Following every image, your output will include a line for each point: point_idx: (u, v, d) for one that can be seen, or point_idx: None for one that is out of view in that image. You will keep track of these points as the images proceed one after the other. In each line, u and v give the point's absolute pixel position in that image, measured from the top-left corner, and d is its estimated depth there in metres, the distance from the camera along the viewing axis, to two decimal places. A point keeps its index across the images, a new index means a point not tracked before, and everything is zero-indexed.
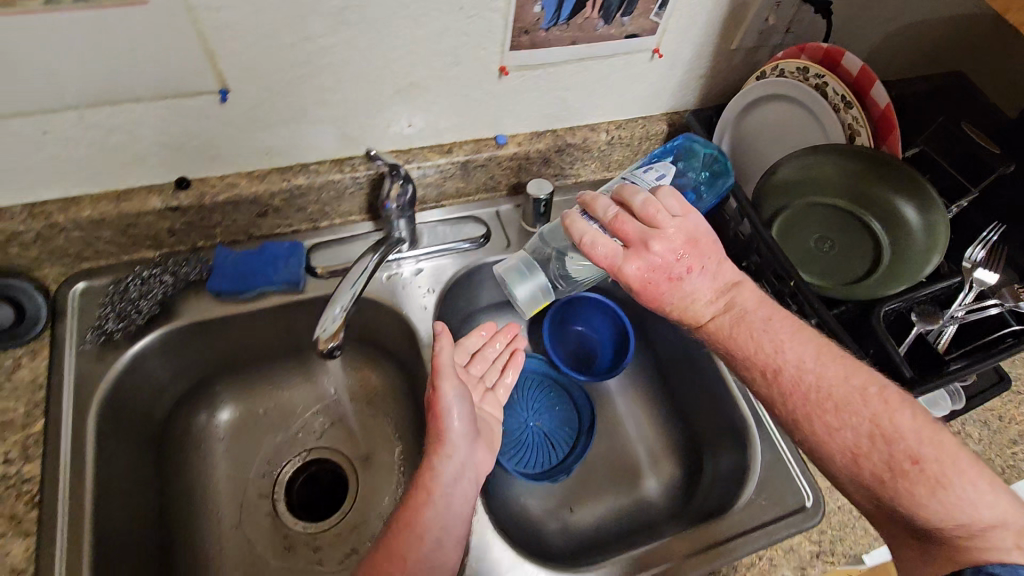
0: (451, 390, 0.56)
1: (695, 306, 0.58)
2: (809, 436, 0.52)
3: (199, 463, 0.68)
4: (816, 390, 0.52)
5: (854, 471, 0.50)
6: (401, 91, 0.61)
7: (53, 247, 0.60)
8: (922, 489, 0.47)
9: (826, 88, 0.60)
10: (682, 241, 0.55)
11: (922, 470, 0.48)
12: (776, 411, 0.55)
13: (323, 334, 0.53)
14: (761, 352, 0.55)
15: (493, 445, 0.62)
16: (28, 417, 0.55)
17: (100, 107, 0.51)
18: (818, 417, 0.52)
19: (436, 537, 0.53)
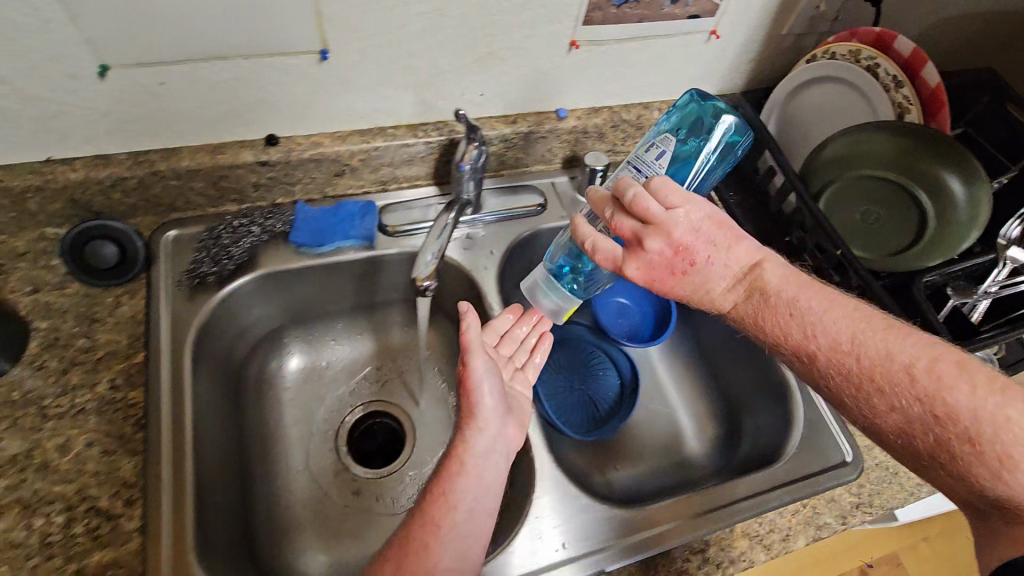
0: (481, 365, 0.57)
1: (719, 293, 0.58)
2: (857, 413, 0.51)
3: (271, 406, 0.72)
4: (852, 370, 0.50)
5: (910, 450, 0.48)
6: (478, 60, 0.65)
7: (149, 195, 0.64)
8: (985, 473, 0.43)
9: (878, 69, 0.64)
10: (682, 232, 0.54)
11: (980, 451, 0.43)
12: (827, 396, 0.53)
13: (420, 273, 0.58)
14: (797, 334, 0.54)
15: (525, 425, 0.62)
16: (131, 349, 0.59)
17: (212, 61, 0.55)
18: (859, 399, 0.50)
19: (468, 508, 0.51)
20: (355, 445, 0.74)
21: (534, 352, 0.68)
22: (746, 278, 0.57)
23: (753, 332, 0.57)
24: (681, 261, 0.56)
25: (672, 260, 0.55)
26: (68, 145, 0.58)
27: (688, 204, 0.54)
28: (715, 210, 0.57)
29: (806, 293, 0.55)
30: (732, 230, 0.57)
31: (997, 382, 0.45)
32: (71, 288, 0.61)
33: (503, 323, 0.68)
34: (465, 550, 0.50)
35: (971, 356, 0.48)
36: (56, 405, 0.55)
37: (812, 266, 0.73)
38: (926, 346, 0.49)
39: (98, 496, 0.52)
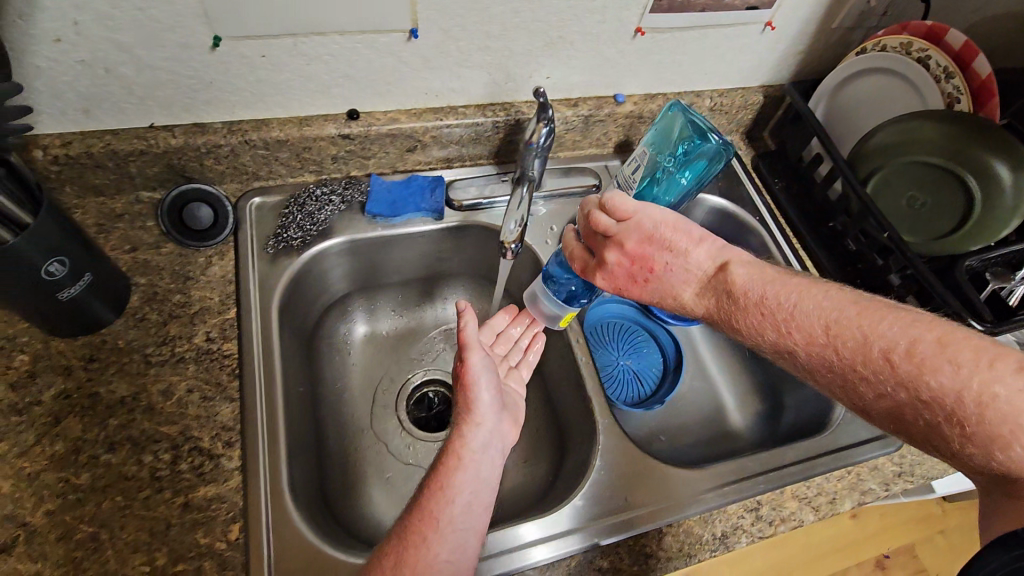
0: (478, 360, 0.59)
1: (699, 293, 0.61)
2: (850, 401, 0.52)
3: (341, 369, 0.76)
4: (835, 363, 0.53)
5: (904, 433, 0.49)
6: (550, 44, 0.68)
7: (238, 164, 0.68)
8: (977, 451, 0.44)
9: (928, 61, 0.68)
10: (631, 243, 0.59)
11: (971, 432, 0.45)
12: (822, 386, 0.54)
13: (507, 238, 0.66)
14: (774, 331, 0.56)
15: (520, 420, 0.64)
16: (223, 305, 0.63)
17: (311, 36, 0.59)
18: (848, 386, 0.52)
19: (467, 501, 0.52)
20: (417, 410, 0.78)
21: (528, 351, 0.72)
22: (715, 280, 0.60)
23: (730, 331, 0.60)
24: (640, 270, 0.60)
25: (632, 269, 0.60)
26: (170, 112, 0.62)
27: (637, 214, 0.59)
28: (676, 218, 0.60)
29: (774, 288, 0.57)
30: (691, 234, 0.60)
31: (982, 355, 0.46)
32: (166, 248, 0.65)
33: (500, 322, 0.72)
34: (464, 541, 0.50)
35: (954, 331, 0.48)
36: (159, 352, 0.59)
37: (857, 249, 0.76)
38: (905, 329, 0.50)
39: (199, 437, 0.56)
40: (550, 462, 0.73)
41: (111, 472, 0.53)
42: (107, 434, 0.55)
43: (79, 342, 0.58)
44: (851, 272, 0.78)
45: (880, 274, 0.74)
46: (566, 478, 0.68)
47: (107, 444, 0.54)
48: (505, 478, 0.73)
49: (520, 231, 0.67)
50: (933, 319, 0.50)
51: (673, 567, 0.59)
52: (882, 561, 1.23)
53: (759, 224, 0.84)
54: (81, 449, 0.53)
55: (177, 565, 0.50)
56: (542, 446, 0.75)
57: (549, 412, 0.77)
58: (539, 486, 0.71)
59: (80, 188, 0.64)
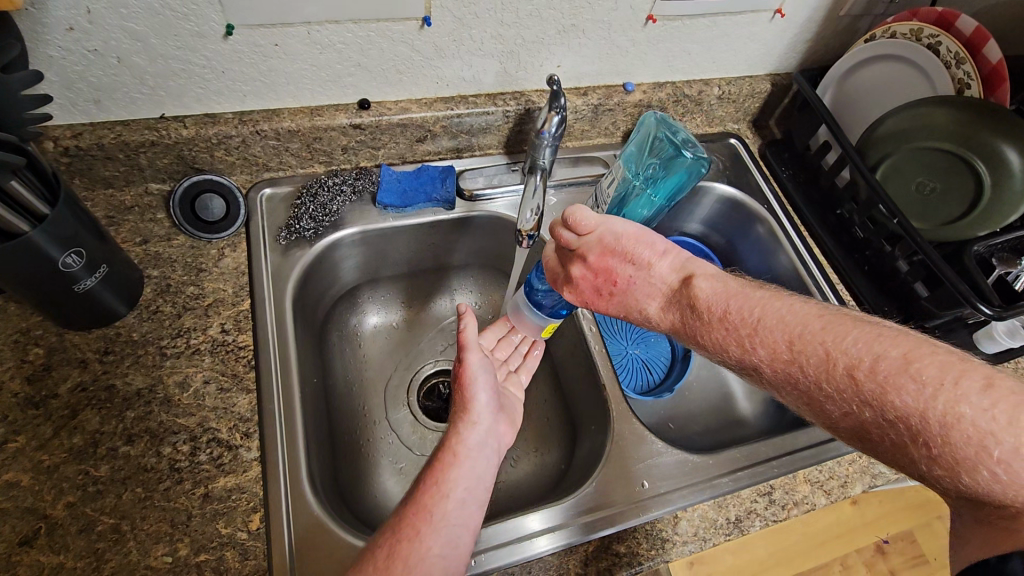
0: (477, 361, 0.59)
1: (664, 307, 0.59)
2: (818, 421, 0.50)
3: (352, 360, 0.76)
4: (800, 383, 0.50)
5: (874, 454, 0.46)
6: (562, 33, 0.68)
7: (248, 155, 0.68)
8: (944, 473, 0.42)
9: (939, 47, 0.68)
10: (595, 255, 0.59)
11: (936, 453, 0.42)
12: (789, 402, 0.52)
13: (525, 225, 0.67)
14: (735, 349, 0.54)
15: (516, 422, 0.63)
16: (238, 296, 0.63)
17: (325, 24, 0.58)
18: (813, 402, 0.49)
19: (462, 497, 0.51)
20: (430, 402, 0.78)
21: (528, 356, 0.70)
22: (679, 293, 0.58)
23: (695, 347, 0.57)
24: (604, 283, 0.59)
25: (596, 283, 0.59)
26: (180, 102, 0.62)
27: (600, 227, 0.59)
28: (641, 231, 0.60)
29: (737, 302, 0.54)
30: (654, 246, 0.60)
31: (946, 371, 0.43)
32: (178, 239, 0.65)
33: (500, 328, 0.71)
34: (457, 536, 0.49)
35: (920, 346, 0.45)
36: (174, 344, 0.59)
37: (864, 236, 0.77)
38: (869, 344, 0.47)
39: (218, 429, 0.56)
40: (561, 450, 0.74)
41: (130, 464, 0.52)
42: (125, 426, 0.54)
43: (94, 335, 0.58)
44: (858, 259, 0.79)
45: (886, 260, 0.75)
46: (580, 462, 0.68)
47: (125, 436, 0.53)
48: (518, 466, 0.73)
49: (537, 218, 0.68)
50: (900, 334, 0.47)
51: (687, 550, 0.60)
52: (882, 547, 1.19)
53: (769, 213, 0.84)
54: (100, 442, 0.53)
55: (199, 556, 0.50)
56: (554, 434, 0.76)
57: (560, 400, 0.78)
58: (551, 474, 0.72)
59: (90, 180, 0.64)
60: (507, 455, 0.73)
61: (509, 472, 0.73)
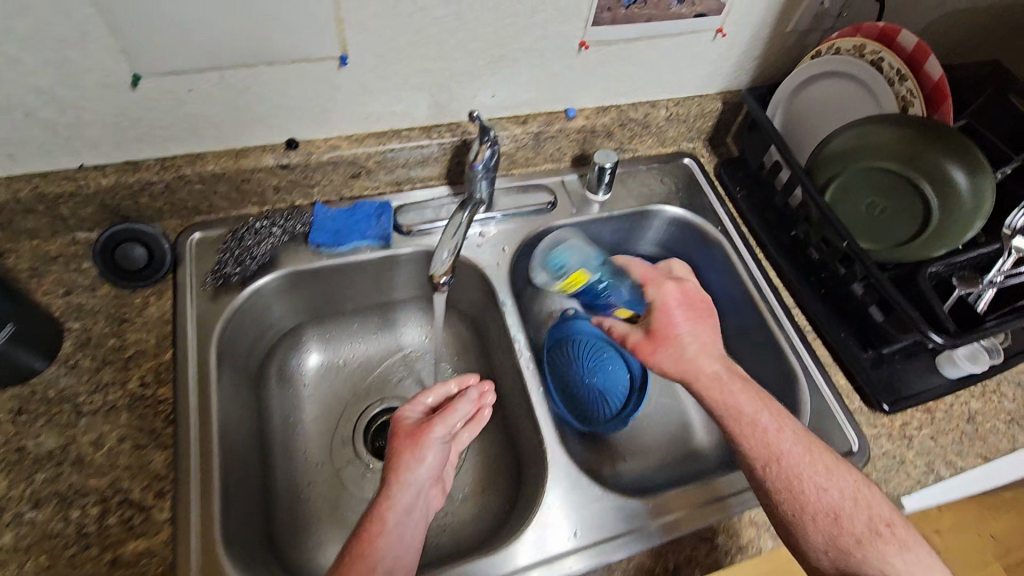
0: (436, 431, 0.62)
1: (726, 362, 0.64)
2: (792, 504, 0.54)
3: (293, 403, 0.74)
4: (802, 461, 0.56)
5: (830, 540, 0.53)
6: (492, 63, 0.66)
7: (175, 200, 0.66)
8: (883, 549, 0.52)
9: (882, 63, 0.65)
10: (704, 294, 0.70)
11: (891, 531, 0.53)
12: (767, 471, 0.56)
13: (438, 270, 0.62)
14: (763, 418, 0.58)
15: (446, 489, 0.64)
16: (159, 347, 0.62)
17: (239, 68, 0.57)
18: (810, 472, 0.55)
19: (391, 565, 0.53)
20: (378, 441, 0.76)
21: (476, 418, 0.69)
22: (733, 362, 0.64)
23: (738, 397, 0.60)
24: (700, 309, 0.68)
25: (691, 301, 0.69)
26: (98, 151, 0.61)
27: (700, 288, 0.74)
28: None
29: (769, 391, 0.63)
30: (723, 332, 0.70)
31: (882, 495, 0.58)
32: (101, 289, 0.64)
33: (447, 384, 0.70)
34: None
35: None
36: (90, 401, 0.57)
37: (818, 257, 0.74)
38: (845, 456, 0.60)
39: (130, 489, 0.54)
40: (505, 491, 0.72)
41: (36, 531, 0.51)
42: (33, 489, 0.52)
43: (8, 393, 0.57)
44: (813, 284, 0.76)
45: (843, 284, 0.71)
46: (524, 505, 0.66)
47: (33, 501, 0.52)
48: (460, 511, 0.71)
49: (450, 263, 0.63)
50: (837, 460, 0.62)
51: None
52: None
53: (721, 236, 0.81)
54: (6, 508, 0.51)
55: None
56: (500, 475, 0.73)
57: (506, 437, 0.75)
58: (494, 518, 0.69)
59: (12, 233, 0.63)
60: (451, 497, 0.72)
61: (454, 513, 0.71)
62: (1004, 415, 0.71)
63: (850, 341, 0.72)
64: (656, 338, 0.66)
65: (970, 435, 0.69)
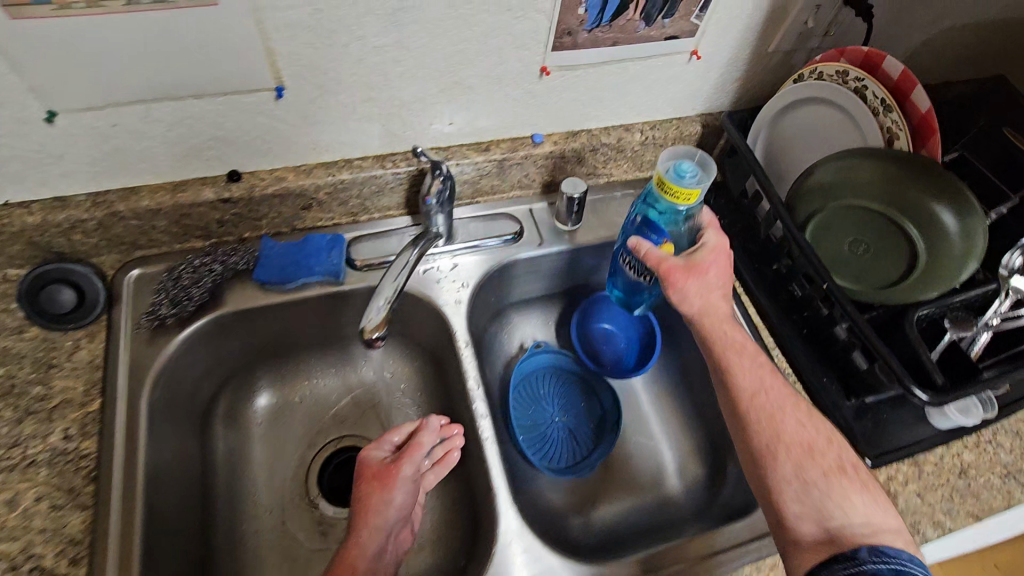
0: (406, 471, 0.61)
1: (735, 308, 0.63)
2: (771, 433, 0.55)
3: (240, 445, 0.71)
4: (786, 399, 0.57)
5: (797, 469, 0.53)
6: (445, 90, 0.62)
7: (111, 236, 0.63)
8: (849, 493, 0.52)
9: (866, 91, 0.61)
10: None
11: (861, 483, 0.53)
12: (751, 401, 0.57)
13: (370, 324, 0.54)
14: (758, 356, 0.60)
15: (407, 532, 0.64)
16: (87, 396, 0.58)
17: (165, 101, 0.53)
18: (791, 411, 0.56)
19: None
20: (324, 482, 0.72)
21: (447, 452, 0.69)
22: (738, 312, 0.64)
23: (739, 337, 0.60)
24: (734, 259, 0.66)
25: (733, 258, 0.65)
26: (22, 189, 0.57)
27: None
28: None
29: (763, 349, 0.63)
30: None
31: None
32: (30, 332, 0.60)
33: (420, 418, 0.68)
34: None
35: None
36: (8, 456, 0.54)
37: (800, 295, 0.69)
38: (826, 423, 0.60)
39: (42, 555, 0.51)
40: (461, 542, 0.68)
41: None
42: None
43: None
44: (796, 321, 0.71)
45: (826, 325, 0.66)
46: (476, 561, 0.62)
47: None
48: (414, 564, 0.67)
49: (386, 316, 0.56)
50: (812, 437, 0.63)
51: None
52: None
53: None
54: None
55: None
56: (458, 525, 0.69)
57: (463, 481, 0.71)
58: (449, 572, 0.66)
59: None
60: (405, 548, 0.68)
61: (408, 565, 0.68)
62: (999, 468, 0.66)
63: (832, 386, 0.67)
64: (692, 267, 0.61)
65: (961, 491, 0.64)
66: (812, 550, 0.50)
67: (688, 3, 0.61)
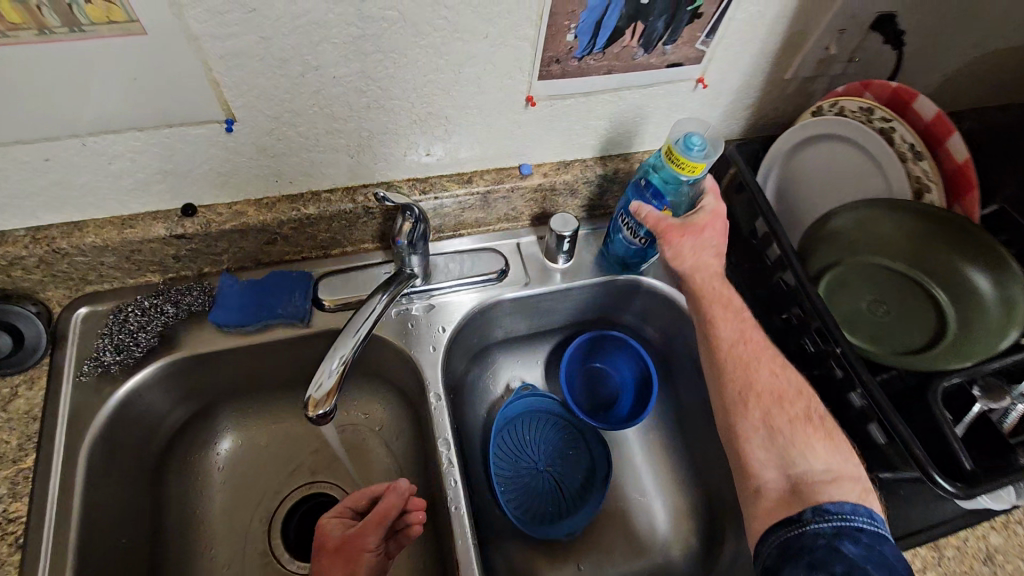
0: (371, 541, 0.54)
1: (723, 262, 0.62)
2: (744, 382, 0.56)
3: (199, 493, 0.65)
4: (763, 350, 0.57)
5: (765, 417, 0.54)
6: (419, 121, 0.56)
7: (56, 272, 0.58)
8: (815, 442, 0.52)
9: (893, 133, 0.54)
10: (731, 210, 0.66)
11: (829, 435, 0.53)
12: (725, 350, 0.57)
13: (318, 393, 0.48)
14: (741, 309, 0.60)
15: None
16: (20, 451, 0.54)
17: (101, 135, 0.48)
18: (764, 362, 0.56)
19: None
20: (290, 531, 0.65)
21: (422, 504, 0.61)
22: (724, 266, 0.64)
23: (721, 287, 0.60)
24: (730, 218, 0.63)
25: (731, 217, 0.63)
26: None
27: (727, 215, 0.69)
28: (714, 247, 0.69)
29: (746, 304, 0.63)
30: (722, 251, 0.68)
31: None
32: None
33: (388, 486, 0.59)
34: None
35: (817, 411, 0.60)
36: None
37: (811, 352, 0.60)
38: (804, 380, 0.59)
39: None
40: None
41: None
42: None
43: None
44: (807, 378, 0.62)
45: (840, 389, 0.57)
46: None
47: None
48: None
49: (337, 381, 0.50)
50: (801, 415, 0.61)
51: None
52: None
53: None
54: None
55: None
56: None
57: (435, 544, 0.65)
58: None
59: None
60: None
61: None
62: None
63: None
64: (689, 226, 0.59)
65: None
66: (771, 502, 0.51)
67: (692, 28, 0.54)
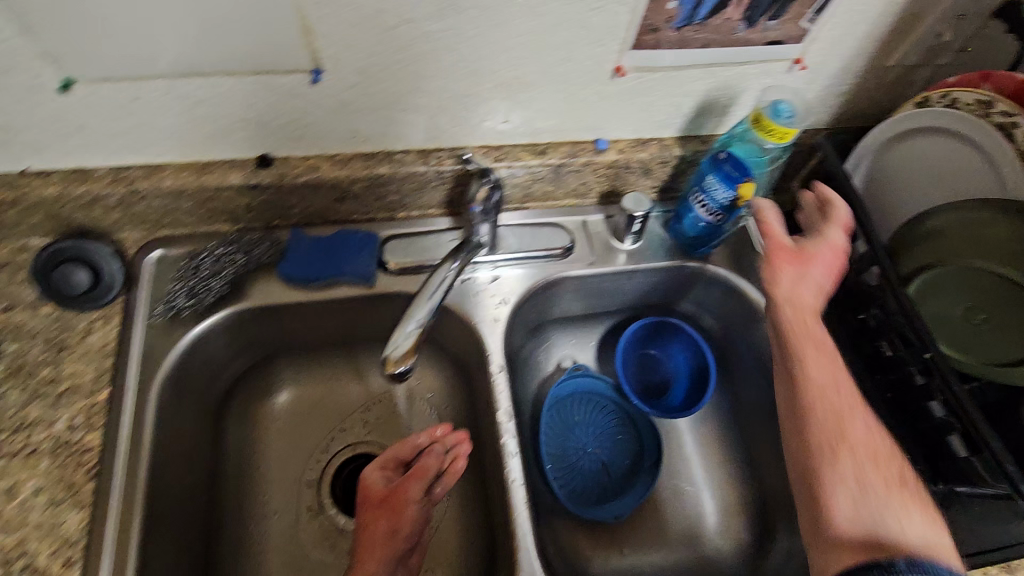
0: (416, 491, 0.54)
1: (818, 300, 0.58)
2: (833, 433, 0.51)
3: (253, 441, 0.66)
4: (855, 400, 0.53)
5: (858, 473, 0.50)
6: (503, 85, 0.54)
7: (134, 213, 0.59)
8: (905, 507, 0.48)
9: (1014, 130, 0.51)
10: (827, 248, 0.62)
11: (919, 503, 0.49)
12: (812, 393, 0.53)
13: (394, 353, 0.50)
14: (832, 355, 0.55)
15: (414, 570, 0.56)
16: (95, 384, 0.55)
17: (189, 77, 0.48)
18: (855, 413, 0.52)
19: None
20: (338, 488, 0.66)
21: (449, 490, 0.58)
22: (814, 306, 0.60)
23: (813, 329, 0.55)
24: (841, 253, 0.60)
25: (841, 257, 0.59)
26: (43, 157, 0.54)
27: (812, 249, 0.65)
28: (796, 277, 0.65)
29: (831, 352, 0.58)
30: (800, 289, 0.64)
31: None
32: (45, 308, 0.58)
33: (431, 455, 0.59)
34: None
35: None
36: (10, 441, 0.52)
37: (889, 356, 0.57)
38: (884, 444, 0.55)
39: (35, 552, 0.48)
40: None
41: None
42: None
43: None
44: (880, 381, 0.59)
45: (918, 398, 0.54)
46: None
47: None
48: None
49: (413, 342, 0.51)
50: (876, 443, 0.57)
51: None
52: None
53: None
54: None
55: None
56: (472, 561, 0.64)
57: (484, 515, 0.64)
58: None
59: None
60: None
61: None
62: None
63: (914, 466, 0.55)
64: (804, 257, 0.57)
65: None
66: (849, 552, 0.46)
67: (801, 3, 0.51)
